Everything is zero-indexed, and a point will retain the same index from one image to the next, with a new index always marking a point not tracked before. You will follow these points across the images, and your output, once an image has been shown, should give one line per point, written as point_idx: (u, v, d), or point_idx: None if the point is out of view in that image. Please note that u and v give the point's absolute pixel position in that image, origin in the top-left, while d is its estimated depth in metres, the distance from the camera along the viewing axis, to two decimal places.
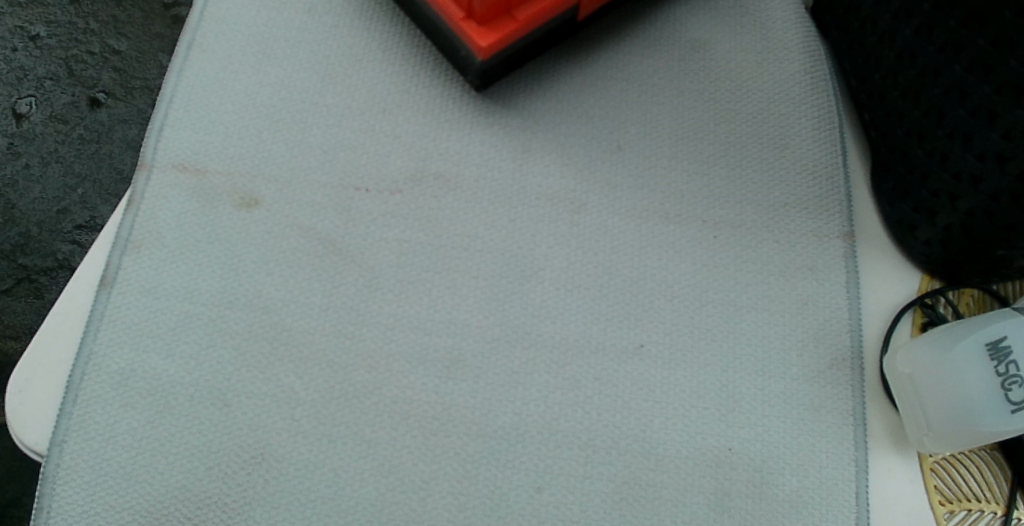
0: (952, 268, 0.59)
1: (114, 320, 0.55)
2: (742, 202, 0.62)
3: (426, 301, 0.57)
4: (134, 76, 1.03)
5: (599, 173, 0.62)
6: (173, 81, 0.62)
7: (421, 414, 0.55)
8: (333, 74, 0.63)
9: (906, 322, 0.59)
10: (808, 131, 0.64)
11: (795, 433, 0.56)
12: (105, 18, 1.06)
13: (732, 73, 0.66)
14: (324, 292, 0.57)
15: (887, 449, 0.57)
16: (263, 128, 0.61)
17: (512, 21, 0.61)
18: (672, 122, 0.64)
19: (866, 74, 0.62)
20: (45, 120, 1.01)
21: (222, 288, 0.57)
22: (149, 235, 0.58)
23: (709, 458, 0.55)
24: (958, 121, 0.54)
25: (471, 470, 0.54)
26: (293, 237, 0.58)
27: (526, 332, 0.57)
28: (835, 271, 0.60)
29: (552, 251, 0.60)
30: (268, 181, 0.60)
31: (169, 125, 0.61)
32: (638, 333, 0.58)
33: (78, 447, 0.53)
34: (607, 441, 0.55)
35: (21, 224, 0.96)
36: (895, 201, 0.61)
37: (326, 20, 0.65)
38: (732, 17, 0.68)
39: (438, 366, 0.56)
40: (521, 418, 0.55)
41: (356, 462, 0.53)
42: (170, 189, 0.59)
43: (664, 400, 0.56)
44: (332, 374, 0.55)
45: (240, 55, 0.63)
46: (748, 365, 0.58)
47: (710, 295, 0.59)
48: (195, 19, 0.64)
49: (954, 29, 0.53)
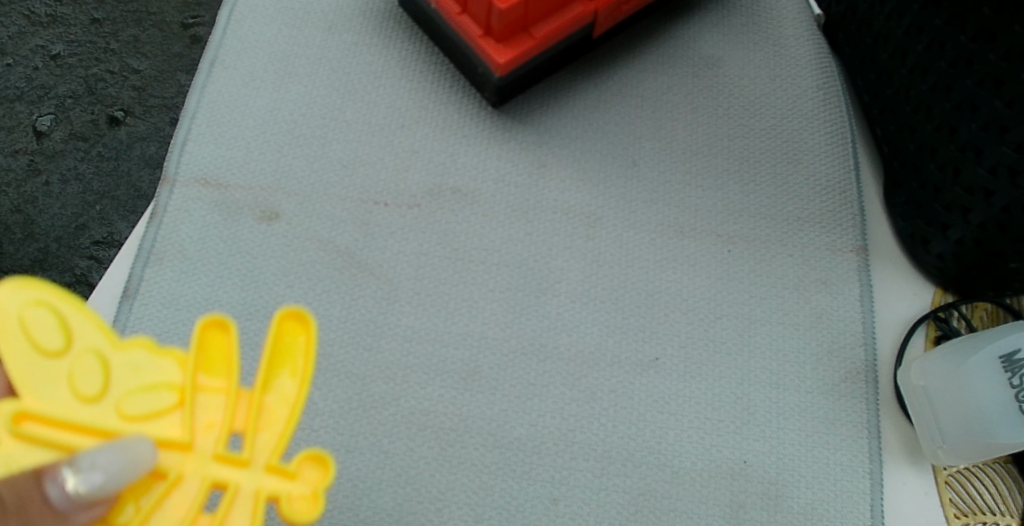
0: (965, 281, 0.60)
1: (136, 331, 0.56)
2: (756, 216, 0.63)
3: (444, 314, 0.58)
4: (153, 94, 1.05)
5: (614, 188, 0.63)
6: (196, 97, 0.63)
7: (438, 425, 0.55)
8: (353, 91, 0.64)
9: (920, 335, 0.60)
10: (821, 146, 0.65)
11: (810, 445, 0.57)
12: (125, 38, 1.08)
13: (745, 90, 0.67)
14: (342, 304, 0.58)
15: (901, 462, 0.57)
16: (283, 144, 0.62)
17: (529, 38, 0.62)
18: (686, 138, 0.65)
19: (878, 90, 0.63)
20: (66, 137, 1.03)
21: (243, 300, 0.57)
22: (171, 247, 0.58)
23: (724, 470, 0.56)
24: (970, 136, 0.55)
25: (487, 482, 0.54)
26: (312, 251, 0.59)
27: (542, 345, 0.58)
28: (849, 285, 0.61)
29: (568, 264, 0.60)
30: (287, 195, 0.60)
31: (192, 140, 0.61)
32: (653, 346, 0.58)
33: None
34: (622, 453, 0.55)
35: (40, 239, 0.97)
36: (907, 215, 0.61)
37: (346, 38, 0.66)
38: (745, 35, 0.69)
39: (454, 378, 0.56)
40: (537, 429, 0.55)
41: (373, 473, 0.54)
42: (192, 203, 0.60)
43: (679, 412, 0.57)
44: (350, 386, 0.56)
45: (262, 72, 0.64)
46: (763, 379, 0.58)
47: (725, 308, 0.60)
48: (217, 37, 0.65)
49: (965, 45, 0.54)
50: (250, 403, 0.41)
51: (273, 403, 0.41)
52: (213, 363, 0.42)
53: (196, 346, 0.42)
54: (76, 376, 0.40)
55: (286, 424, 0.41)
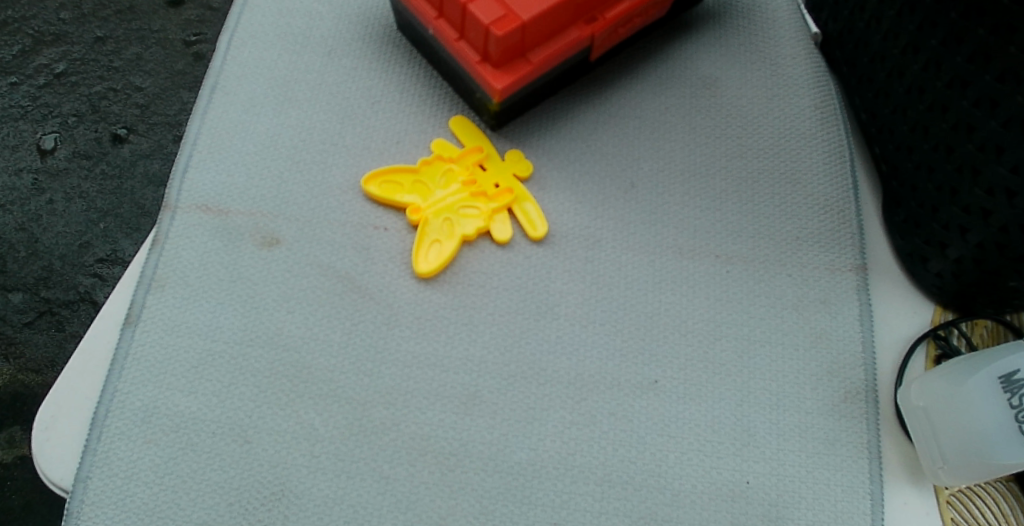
0: (965, 299, 0.60)
1: (137, 359, 0.56)
2: (755, 236, 0.63)
3: (443, 339, 0.58)
4: (156, 112, 1.06)
5: (612, 210, 0.63)
6: (197, 124, 0.64)
7: (438, 450, 0.55)
8: (353, 116, 0.65)
9: (920, 354, 0.60)
10: (819, 165, 0.65)
11: (810, 467, 0.57)
12: (128, 56, 1.08)
13: (743, 109, 0.67)
14: (342, 330, 0.58)
15: (902, 482, 0.57)
16: (284, 169, 0.62)
17: (527, 63, 0.62)
18: (684, 158, 0.65)
19: (876, 109, 0.64)
20: (69, 155, 1.03)
21: (244, 326, 0.58)
22: (173, 274, 0.59)
23: (724, 493, 0.56)
24: (968, 156, 0.55)
25: (488, 506, 0.54)
26: (313, 275, 0.59)
27: (541, 369, 0.58)
28: (849, 305, 0.61)
29: (567, 286, 0.60)
30: (288, 221, 0.61)
31: (193, 167, 0.62)
32: (653, 368, 0.58)
33: (102, 483, 0.54)
34: (622, 476, 0.55)
35: (44, 257, 0.97)
36: (906, 234, 0.62)
37: (346, 62, 0.67)
38: (742, 55, 0.69)
39: (455, 402, 0.57)
40: (537, 453, 0.56)
41: (374, 499, 0.54)
42: (193, 229, 0.60)
43: (679, 435, 0.57)
44: (351, 411, 0.56)
45: (262, 97, 0.65)
46: (762, 400, 0.58)
47: (725, 329, 0.60)
48: (217, 63, 0.66)
49: (961, 65, 0.54)
50: (507, 174, 0.64)
51: (529, 196, 0.63)
52: (497, 218, 0.62)
53: (465, 139, 0.65)
54: (414, 204, 0.62)
55: (538, 212, 0.63)
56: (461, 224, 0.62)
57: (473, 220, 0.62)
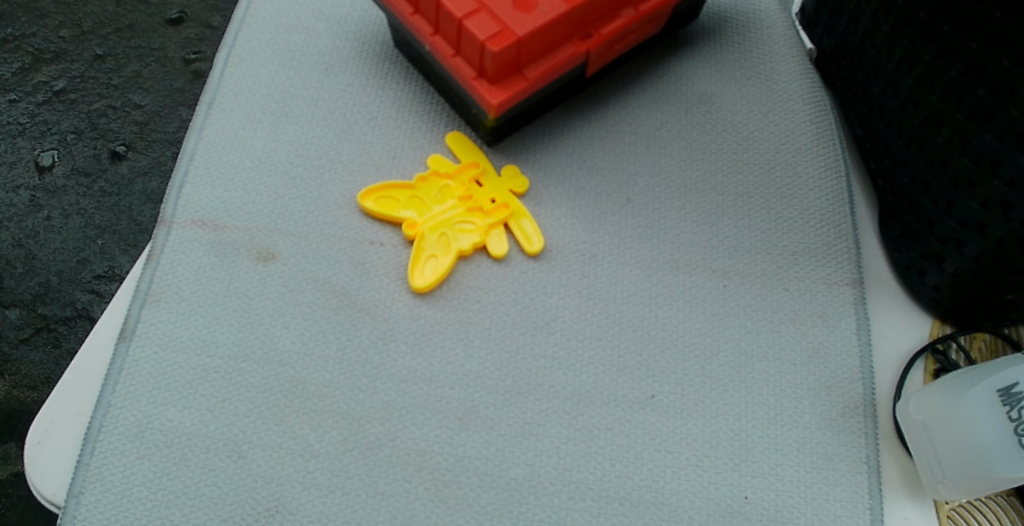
0: (962, 313, 0.60)
1: (131, 374, 0.56)
2: (752, 251, 0.63)
3: (439, 354, 0.58)
4: (155, 129, 1.06)
5: (609, 224, 0.63)
6: (194, 140, 0.64)
7: (434, 466, 0.55)
8: (350, 131, 0.65)
9: (918, 369, 0.60)
10: (815, 180, 0.65)
11: (809, 482, 0.56)
12: (128, 73, 1.09)
13: (739, 124, 0.67)
14: (337, 345, 0.58)
15: (902, 497, 0.57)
16: (280, 184, 0.62)
17: (523, 78, 0.62)
18: (681, 173, 0.65)
19: (871, 123, 0.64)
20: (68, 172, 1.03)
21: (239, 341, 0.57)
22: (168, 289, 0.59)
23: (722, 508, 0.55)
24: (963, 169, 0.55)
25: (483, 522, 0.54)
26: (308, 291, 0.59)
27: (537, 384, 0.58)
28: (846, 319, 0.61)
29: (563, 301, 0.60)
30: (284, 236, 0.61)
31: (190, 182, 0.62)
32: (650, 383, 0.58)
33: (95, 499, 0.53)
34: (619, 491, 0.55)
35: (42, 274, 0.97)
36: (903, 247, 0.61)
37: (343, 78, 0.67)
38: (737, 71, 0.70)
39: (450, 418, 0.56)
40: (533, 468, 0.55)
41: (370, 515, 0.54)
42: (189, 243, 0.60)
43: (676, 449, 0.56)
44: (345, 427, 0.56)
45: (259, 113, 0.65)
46: (760, 414, 0.58)
47: (721, 343, 0.60)
48: (215, 80, 0.66)
49: (955, 79, 0.54)
50: (502, 190, 0.64)
51: (524, 210, 0.63)
52: (493, 232, 0.62)
53: (462, 156, 0.65)
54: (409, 219, 0.62)
55: (533, 225, 0.63)
56: (457, 239, 0.62)
57: (469, 235, 0.62)
